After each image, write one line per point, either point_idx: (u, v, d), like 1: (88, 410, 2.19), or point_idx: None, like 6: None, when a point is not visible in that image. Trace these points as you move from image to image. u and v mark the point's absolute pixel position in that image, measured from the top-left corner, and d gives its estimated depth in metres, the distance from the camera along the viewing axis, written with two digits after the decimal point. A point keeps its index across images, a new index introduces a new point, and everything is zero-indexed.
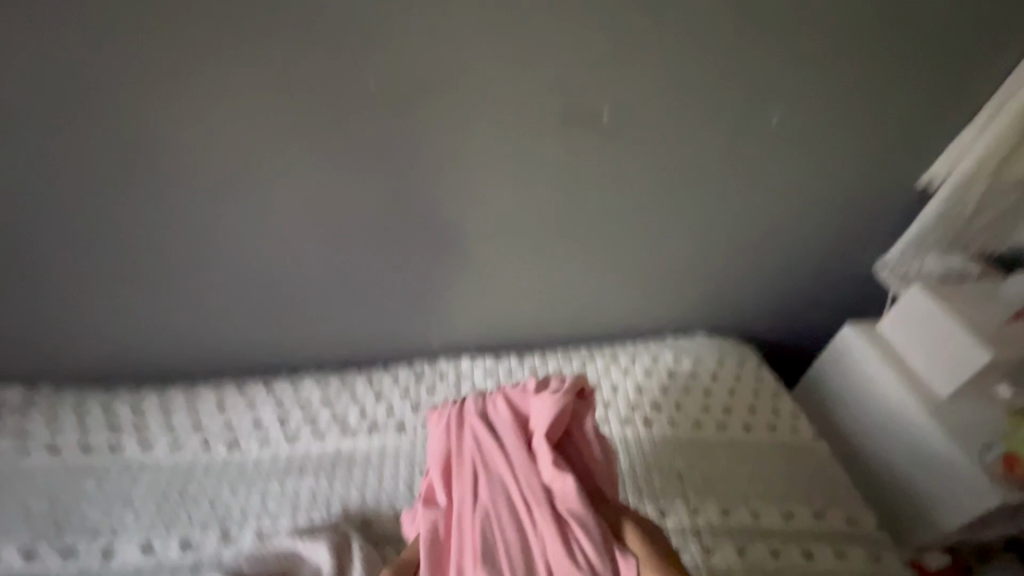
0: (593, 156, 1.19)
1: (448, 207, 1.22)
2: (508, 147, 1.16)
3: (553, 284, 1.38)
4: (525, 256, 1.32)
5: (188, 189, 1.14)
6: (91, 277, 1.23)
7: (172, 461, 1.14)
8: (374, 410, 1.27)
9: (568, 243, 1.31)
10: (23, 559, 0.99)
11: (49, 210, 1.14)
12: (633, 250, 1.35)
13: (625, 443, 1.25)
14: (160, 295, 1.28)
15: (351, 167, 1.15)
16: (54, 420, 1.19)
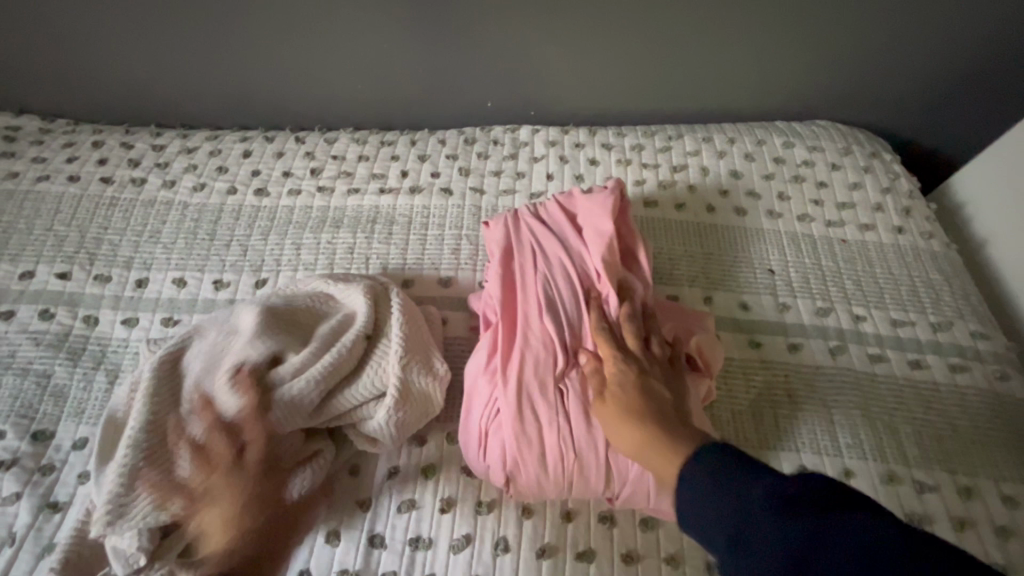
0: None
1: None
2: None
3: (637, 27, 1.11)
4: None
5: None
6: None
7: (198, 201, 1.04)
8: (418, 170, 1.10)
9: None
10: (58, 279, 0.95)
11: None
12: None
13: (711, 229, 1.04)
14: (176, 12, 1.10)
15: None
16: (72, 150, 1.09)
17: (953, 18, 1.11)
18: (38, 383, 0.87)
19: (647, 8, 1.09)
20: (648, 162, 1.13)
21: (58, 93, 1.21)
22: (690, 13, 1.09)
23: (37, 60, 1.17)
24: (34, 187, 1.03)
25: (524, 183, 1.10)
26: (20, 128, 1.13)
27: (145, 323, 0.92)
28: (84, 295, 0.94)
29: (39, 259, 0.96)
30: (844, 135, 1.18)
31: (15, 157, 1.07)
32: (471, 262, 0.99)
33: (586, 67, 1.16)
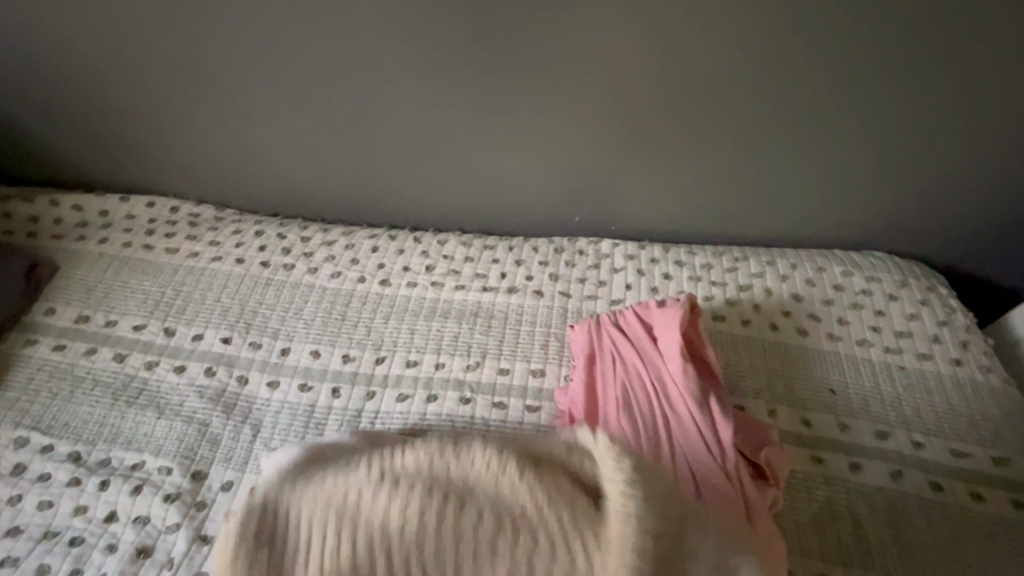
0: (783, 23, 1.10)
1: (622, 63, 1.18)
2: (691, 6, 1.11)
3: (713, 167, 1.29)
4: (690, 129, 1.25)
5: (373, 29, 1.19)
6: (267, 115, 1.32)
7: (334, 286, 1.25)
8: (514, 273, 1.29)
9: (741, 118, 1.22)
10: (222, 342, 1.17)
11: (248, 42, 1.23)
12: (810, 139, 1.23)
13: (775, 346, 1.16)
14: (324, 141, 1.35)
15: (530, 17, 1.15)
16: (240, 236, 1.35)
17: (1006, 175, 1.23)
18: (199, 430, 1.05)
19: (723, 153, 1.27)
20: (717, 280, 1.27)
21: (218, 191, 1.44)
22: (761, 158, 1.27)
23: (210, 164, 1.40)
24: (209, 265, 1.28)
25: (605, 290, 1.26)
26: (199, 215, 1.40)
27: (285, 387, 1.11)
28: (239, 358, 1.14)
29: (208, 325, 1.19)
30: (901, 268, 1.29)
31: (196, 239, 1.34)
32: (558, 357, 1.14)
33: (664, 195, 1.34)
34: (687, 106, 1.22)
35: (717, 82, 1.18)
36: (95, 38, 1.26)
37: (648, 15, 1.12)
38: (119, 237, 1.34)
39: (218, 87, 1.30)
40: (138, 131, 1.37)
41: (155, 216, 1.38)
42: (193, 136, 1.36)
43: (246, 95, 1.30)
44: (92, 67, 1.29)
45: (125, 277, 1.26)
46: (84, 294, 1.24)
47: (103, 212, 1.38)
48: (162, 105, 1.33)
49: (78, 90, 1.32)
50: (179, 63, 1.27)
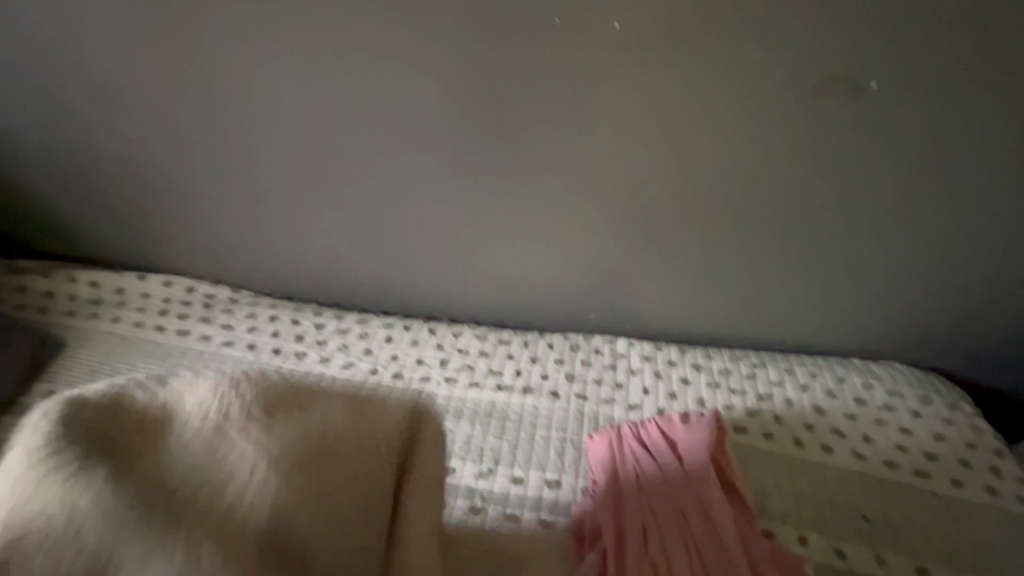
0: (797, 149, 1.15)
1: (644, 172, 1.21)
2: (710, 132, 1.16)
3: (730, 272, 1.30)
4: (709, 237, 1.27)
5: (402, 136, 1.24)
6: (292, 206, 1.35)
7: (345, 378, 1.23)
8: (529, 370, 1.26)
9: (760, 228, 1.24)
10: None
11: (280, 142, 1.28)
12: (824, 254, 1.25)
13: (800, 463, 1.11)
14: (346, 232, 1.37)
15: (553, 132, 1.20)
16: (253, 320, 1.33)
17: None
18: None
19: (741, 260, 1.28)
20: (736, 388, 1.24)
21: (235, 273, 1.44)
22: (778, 266, 1.28)
23: (231, 246, 1.41)
24: (219, 350, 1.26)
25: (622, 394, 1.23)
26: (215, 296, 1.39)
27: None
28: None
29: None
30: (921, 381, 1.27)
31: (208, 322, 1.32)
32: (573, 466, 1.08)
33: (681, 297, 1.35)
34: (707, 214, 1.24)
35: (738, 195, 1.21)
36: (131, 125, 1.29)
37: (672, 131, 1.17)
38: (132, 316, 1.33)
39: (246, 179, 1.33)
40: (162, 211, 1.38)
41: (169, 296, 1.38)
42: (217, 223, 1.39)
43: (274, 183, 1.33)
44: (124, 150, 1.32)
45: (132, 360, 1.24)
46: (88, 376, 1.21)
47: (118, 289, 1.38)
48: (191, 190, 1.35)
49: (109, 171, 1.35)
50: (212, 151, 1.30)
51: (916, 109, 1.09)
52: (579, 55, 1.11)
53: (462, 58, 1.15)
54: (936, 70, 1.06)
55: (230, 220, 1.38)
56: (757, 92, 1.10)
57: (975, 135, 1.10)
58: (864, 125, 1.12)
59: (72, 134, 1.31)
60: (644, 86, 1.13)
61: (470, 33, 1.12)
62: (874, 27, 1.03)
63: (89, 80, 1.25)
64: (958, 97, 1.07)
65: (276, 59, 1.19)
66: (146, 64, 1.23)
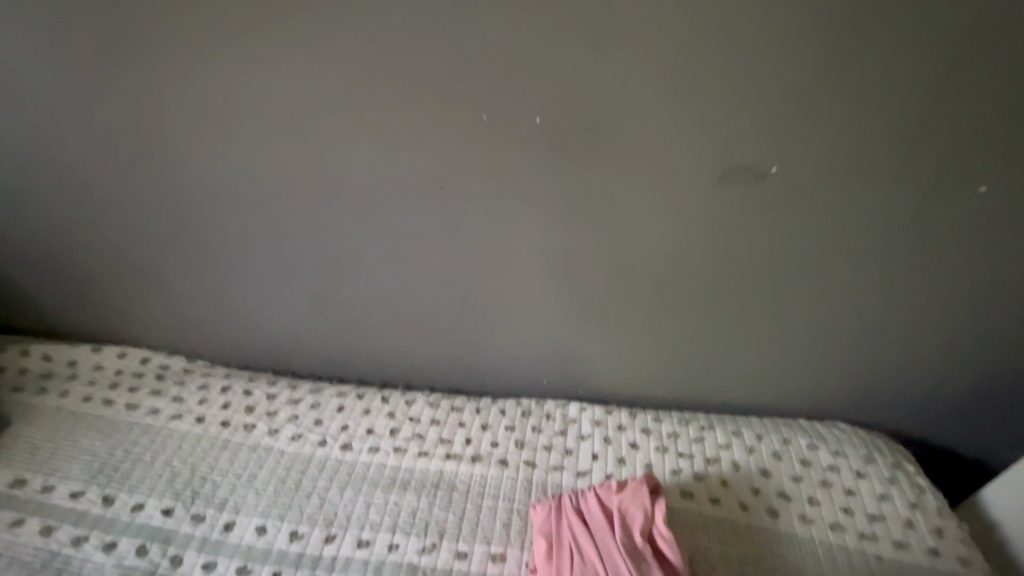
0: (736, 225, 1.13)
1: (598, 253, 1.19)
2: (648, 206, 1.13)
3: (682, 343, 1.29)
4: (662, 311, 1.25)
5: (333, 208, 1.22)
6: (238, 278, 1.34)
7: (293, 450, 1.22)
8: (479, 438, 1.27)
9: (710, 303, 1.23)
10: (162, 514, 1.09)
11: (220, 216, 1.26)
12: (771, 324, 1.25)
13: (748, 531, 1.11)
14: (292, 304, 1.36)
15: (490, 201, 1.16)
16: (205, 390, 1.33)
17: (972, 362, 1.25)
18: None
19: (693, 332, 1.27)
20: (684, 452, 1.26)
21: (190, 343, 1.44)
22: (733, 338, 1.28)
23: (182, 316, 1.41)
24: (166, 425, 1.25)
25: (571, 460, 1.23)
26: (169, 367, 1.40)
27: (221, 569, 1.02)
28: (177, 534, 1.06)
29: (152, 493, 1.12)
30: (866, 441, 1.29)
31: (160, 394, 1.32)
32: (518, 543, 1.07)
33: (630, 364, 1.34)
34: (660, 289, 1.22)
35: (689, 269, 1.19)
36: (79, 201, 1.29)
37: (622, 213, 1.14)
38: (81, 390, 1.32)
39: (193, 253, 1.32)
40: (112, 283, 1.38)
41: (122, 367, 1.38)
42: (166, 295, 1.38)
43: (222, 263, 1.32)
44: (72, 226, 1.32)
45: (76, 436, 1.23)
46: (29, 453, 1.19)
47: (70, 361, 1.38)
48: (137, 263, 1.35)
49: (57, 246, 1.35)
50: (158, 229, 1.30)
51: (851, 173, 1.06)
52: (505, 107, 1.06)
53: (392, 131, 1.12)
54: (878, 132, 1.02)
55: (179, 293, 1.38)
56: (690, 143, 1.06)
57: (925, 192, 1.07)
58: (807, 191, 1.08)
59: (24, 213, 1.32)
60: (580, 151, 1.09)
61: (397, 105, 1.09)
62: (808, 93, 1.00)
63: (38, 156, 1.25)
64: (895, 164, 1.05)
65: (207, 129, 1.17)
66: (81, 140, 1.22)
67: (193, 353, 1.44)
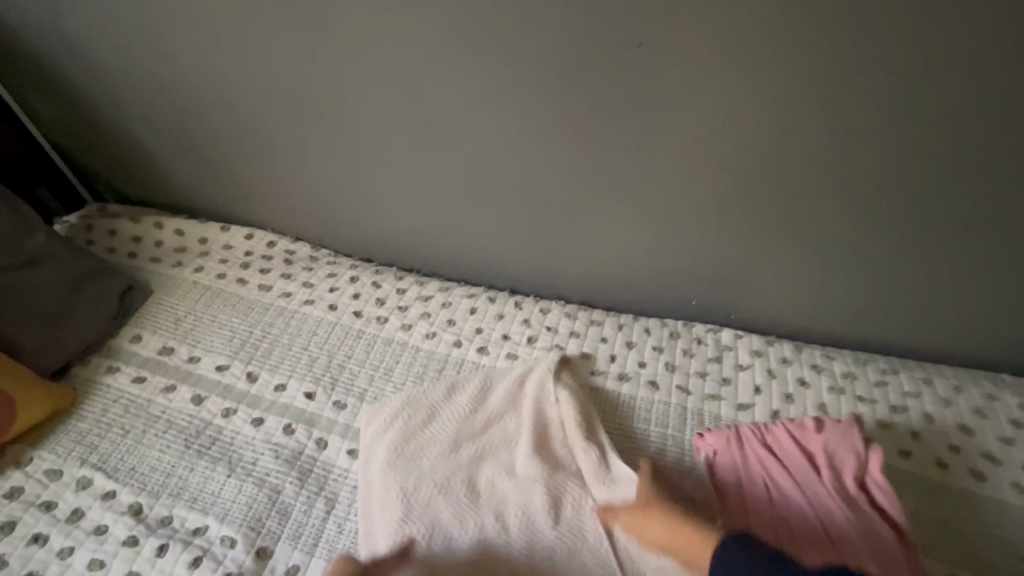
0: (985, 111, 0.89)
1: (807, 151, 1.00)
2: (874, 81, 0.90)
3: (889, 267, 1.10)
4: (874, 225, 1.05)
5: (477, 82, 1.06)
6: (367, 161, 1.23)
7: (428, 347, 1.15)
8: (625, 356, 1.15)
9: (942, 225, 1.02)
10: (303, 397, 1.07)
11: (347, 84, 1.13)
12: (995, 246, 1.02)
13: (943, 488, 0.96)
14: (422, 191, 1.24)
15: (666, 77, 0.97)
16: (335, 279, 1.28)
17: None
18: (269, 498, 0.94)
19: (899, 257, 1.08)
20: (863, 395, 1.09)
21: (314, 232, 1.38)
22: (938, 261, 1.07)
23: (316, 204, 1.33)
24: (299, 309, 1.21)
25: (729, 390, 1.10)
26: (295, 253, 1.35)
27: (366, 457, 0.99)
28: (321, 418, 1.04)
29: (292, 374, 1.10)
30: None
31: (289, 278, 1.28)
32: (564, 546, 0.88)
33: (800, 287, 1.17)
34: (882, 199, 1.01)
35: (935, 177, 0.98)
36: (197, 61, 1.19)
37: (870, 101, 0.92)
38: (214, 268, 1.30)
39: (317, 127, 1.21)
40: (235, 160, 1.32)
41: (251, 250, 1.34)
42: (290, 174, 1.30)
43: (362, 146, 1.21)
44: (194, 90, 1.23)
45: (213, 311, 1.21)
46: (172, 323, 1.19)
47: (201, 239, 1.36)
48: (259, 137, 1.26)
49: (201, 117, 1.27)
50: (304, 101, 1.18)
51: None
52: None
53: None
54: None
55: (303, 173, 1.29)
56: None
57: None
58: None
59: (143, 77, 1.24)
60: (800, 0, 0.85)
61: None
62: None
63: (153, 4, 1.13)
64: None
65: None
66: None
67: (320, 242, 1.39)
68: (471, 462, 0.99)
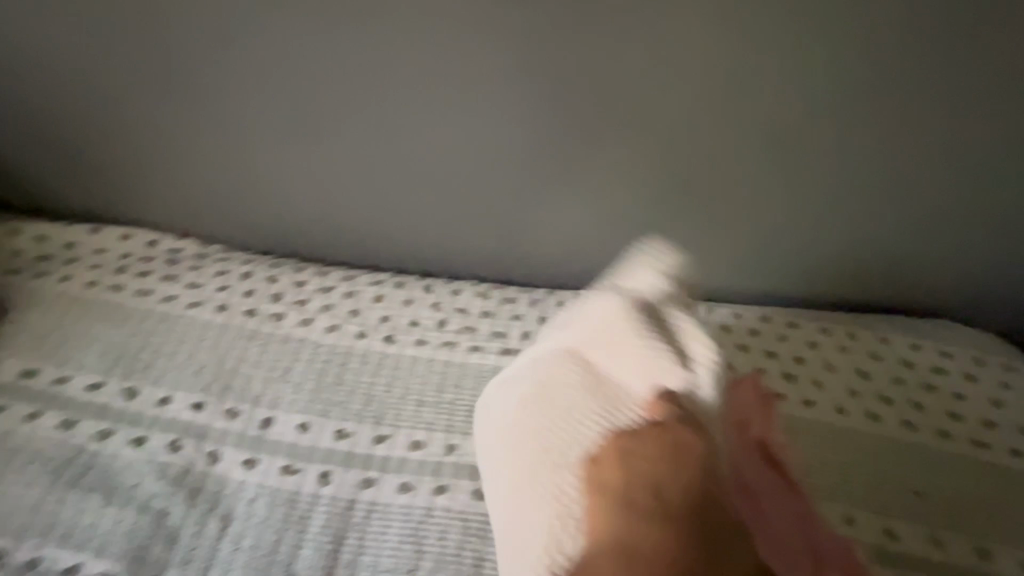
0: (834, 62, 0.95)
1: (693, 107, 1.01)
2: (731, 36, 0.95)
3: (787, 222, 1.12)
4: (767, 177, 1.07)
5: (356, 52, 1.03)
6: (247, 142, 1.14)
7: (330, 342, 1.08)
8: (538, 332, 1.12)
9: (827, 174, 1.05)
10: (191, 410, 0.98)
11: (217, 58, 1.06)
12: (874, 191, 1.07)
13: (841, 433, 1.00)
14: (311, 171, 1.15)
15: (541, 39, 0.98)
16: (225, 277, 1.17)
17: None
18: (155, 523, 0.86)
19: (794, 209, 1.09)
20: (769, 349, 1.11)
21: (201, 227, 1.26)
22: (827, 209, 1.09)
23: (198, 196, 1.22)
24: (185, 313, 1.10)
25: None
26: (180, 252, 1.22)
27: (264, 467, 0.93)
28: (212, 429, 0.96)
29: (178, 386, 1.00)
30: (976, 341, 1.13)
31: (172, 280, 1.16)
32: (456, 556, 0.84)
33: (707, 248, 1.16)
34: (766, 150, 1.04)
35: (812, 127, 1.01)
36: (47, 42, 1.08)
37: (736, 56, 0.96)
38: (85, 275, 1.17)
39: (188, 107, 1.12)
40: (97, 150, 1.18)
41: (127, 252, 1.21)
42: (161, 161, 1.18)
43: (240, 126, 1.12)
44: (46, 75, 1.12)
45: (85, 323, 1.09)
46: (35, 342, 1.06)
47: (68, 244, 1.21)
48: (123, 123, 1.14)
49: (56, 104, 1.14)
50: (175, 81, 1.10)
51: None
52: None
53: None
54: None
55: (177, 161, 1.18)
56: None
57: None
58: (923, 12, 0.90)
59: None
60: None
61: None
62: None
63: None
64: None
65: None
66: None
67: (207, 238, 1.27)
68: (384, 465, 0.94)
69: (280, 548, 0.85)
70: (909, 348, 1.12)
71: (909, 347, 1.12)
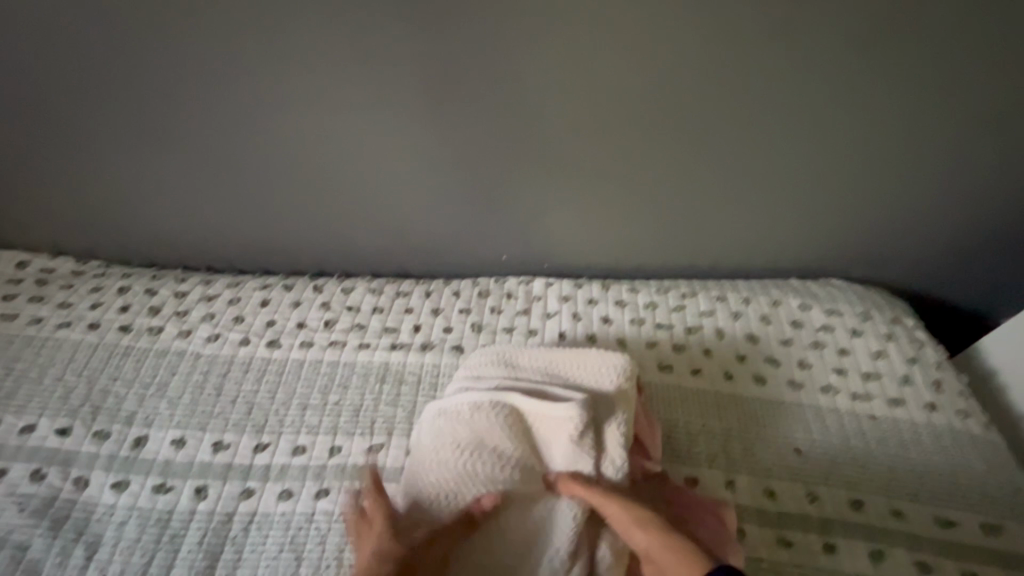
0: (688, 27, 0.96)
1: (553, 87, 1.02)
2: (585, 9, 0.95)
3: (668, 193, 1.13)
4: (641, 150, 1.08)
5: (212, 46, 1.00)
6: (117, 150, 1.11)
7: (211, 351, 1.04)
8: (430, 324, 1.10)
9: (698, 142, 1.07)
10: (57, 435, 0.93)
11: (69, 62, 1.02)
12: (745, 156, 1.09)
13: (727, 398, 1.01)
14: (188, 175, 1.13)
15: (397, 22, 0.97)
16: (100, 294, 1.12)
17: (965, 198, 1.13)
18: (11, 559, 0.81)
19: (671, 180, 1.12)
20: (661, 322, 1.11)
21: (80, 242, 1.21)
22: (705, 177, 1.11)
23: (72, 211, 1.18)
24: (53, 334, 1.05)
25: (536, 339, 1.09)
26: (52, 271, 1.16)
27: (135, 488, 0.89)
28: (79, 454, 0.91)
29: (43, 411, 0.95)
30: (861, 297, 1.16)
31: (42, 301, 1.10)
32: (335, 561, 0.82)
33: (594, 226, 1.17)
34: (635, 122, 1.05)
35: (675, 96, 1.03)
36: None
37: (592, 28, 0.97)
38: None
39: (49, 117, 1.08)
40: None
41: None
42: (33, 176, 1.14)
43: (106, 133, 1.09)
44: None
45: None
46: None
47: None
48: None
49: None
50: (29, 89, 1.05)
51: None
52: None
53: None
54: None
55: (48, 174, 1.14)
56: None
57: None
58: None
59: None
60: None
61: None
62: None
63: None
64: None
65: None
66: None
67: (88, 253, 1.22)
68: (265, 474, 0.91)
69: (149, 570, 0.81)
70: (798, 309, 1.13)
71: (797, 308, 1.14)
